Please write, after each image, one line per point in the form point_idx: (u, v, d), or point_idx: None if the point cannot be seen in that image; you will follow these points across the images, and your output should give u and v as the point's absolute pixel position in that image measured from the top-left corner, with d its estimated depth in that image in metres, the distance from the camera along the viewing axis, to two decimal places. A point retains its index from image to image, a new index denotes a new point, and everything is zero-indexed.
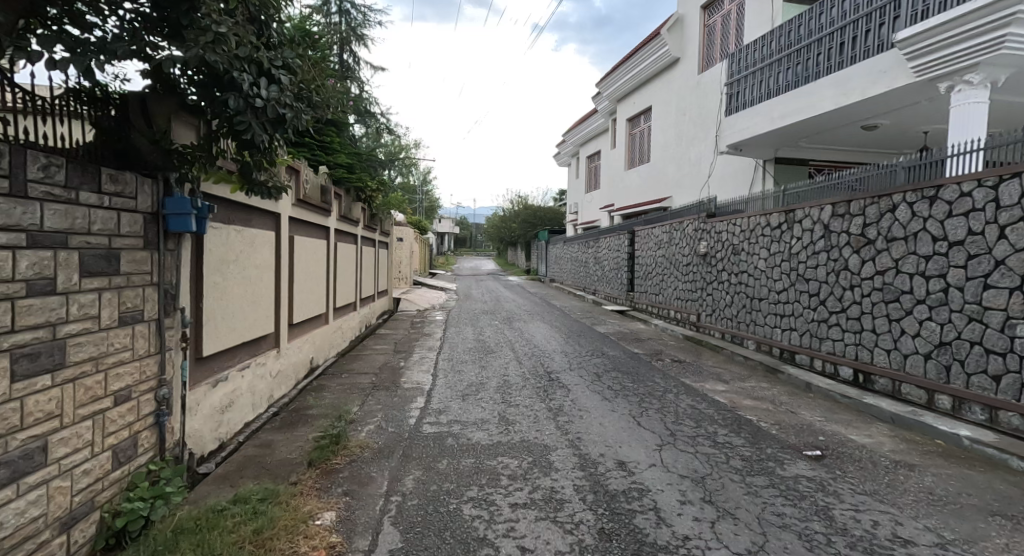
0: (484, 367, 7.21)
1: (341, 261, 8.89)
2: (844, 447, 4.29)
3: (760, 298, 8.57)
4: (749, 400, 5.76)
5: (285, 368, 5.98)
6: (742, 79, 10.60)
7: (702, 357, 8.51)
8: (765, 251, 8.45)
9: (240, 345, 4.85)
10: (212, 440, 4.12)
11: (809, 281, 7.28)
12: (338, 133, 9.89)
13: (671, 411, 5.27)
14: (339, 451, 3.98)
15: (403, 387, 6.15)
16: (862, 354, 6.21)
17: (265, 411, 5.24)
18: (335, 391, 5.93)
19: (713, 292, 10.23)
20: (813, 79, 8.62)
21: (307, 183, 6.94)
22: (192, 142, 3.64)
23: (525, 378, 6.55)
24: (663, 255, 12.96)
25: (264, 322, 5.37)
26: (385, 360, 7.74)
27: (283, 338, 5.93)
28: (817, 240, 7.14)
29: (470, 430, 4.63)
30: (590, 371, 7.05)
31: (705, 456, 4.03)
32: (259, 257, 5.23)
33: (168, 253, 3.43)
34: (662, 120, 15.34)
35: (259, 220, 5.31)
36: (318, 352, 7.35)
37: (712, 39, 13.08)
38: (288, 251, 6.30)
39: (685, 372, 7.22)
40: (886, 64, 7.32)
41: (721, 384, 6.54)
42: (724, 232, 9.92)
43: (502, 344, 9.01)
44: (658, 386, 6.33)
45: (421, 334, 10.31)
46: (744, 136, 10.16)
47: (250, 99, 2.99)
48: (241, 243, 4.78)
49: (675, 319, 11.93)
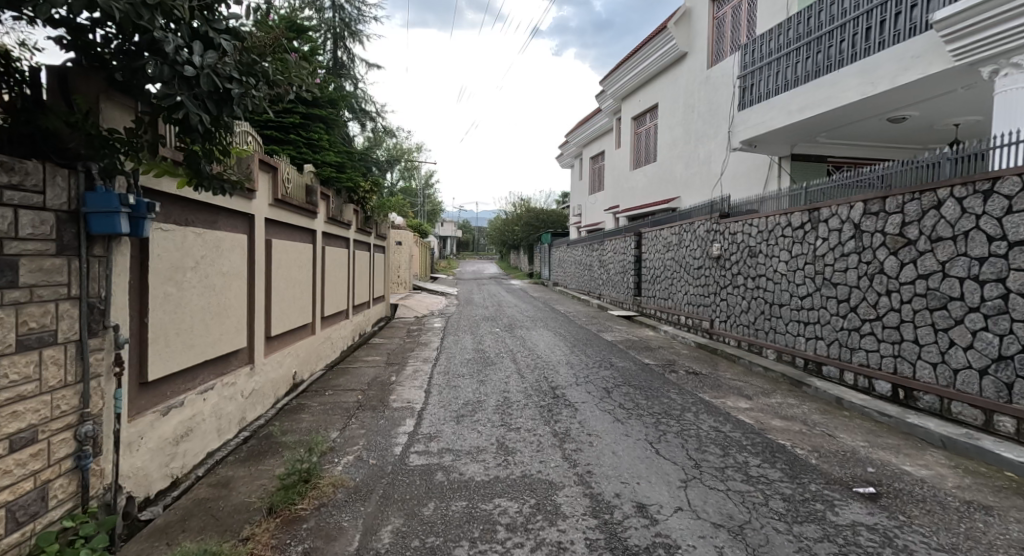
0: (483, 381, 6.59)
1: (330, 266, 8.30)
2: (898, 483, 3.65)
3: (780, 304, 7.93)
4: (778, 420, 5.12)
5: (261, 386, 5.39)
6: (755, 71, 9.98)
7: (719, 368, 7.86)
8: (786, 253, 7.82)
9: (204, 365, 4.29)
10: (159, 478, 3.53)
11: (837, 286, 6.66)
12: (328, 131, 9.39)
13: (692, 435, 4.65)
14: (307, 493, 3.41)
15: (392, 407, 5.53)
16: (901, 367, 5.58)
17: (233, 438, 4.64)
18: (316, 412, 5.32)
19: (727, 297, 9.61)
20: (836, 68, 8.00)
21: (287, 181, 6.35)
22: (128, 126, 3.05)
23: (527, 395, 5.93)
24: (672, 257, 12.35)
25: (234, 337, 4.81)
26: (375, 374, 7.12)
27: (258, 354, 5.34)
28: (846, 240, 6.51)
29: (464, 462, 4.01)
30: (599, 385, 6.43)
31: (738, 497, 3.40)
32: (226, 263, 4.64)
33: (95, 261, 2.88)
34: (670, 117, 14.75)
35: (226, 220, 4.72)
36: (302, 366, 6.75)
37: (722, 31, 12.49)
38: (266, 256, 5.72)
39: (703, 386, 6.58)
40: (919, 49, 6.71)
41: (744, 400, 5.92)
42: (740, 233, 9.29)
43: (502, 355, 8.39)
44: (674, 404, 5.71)
45: (417, 343, 9.69)
46: (759, 131, 9.57)
47: (179, 66, 2.50)
48: (202, 248, 4.20)
49: (686, 325, 11.29)
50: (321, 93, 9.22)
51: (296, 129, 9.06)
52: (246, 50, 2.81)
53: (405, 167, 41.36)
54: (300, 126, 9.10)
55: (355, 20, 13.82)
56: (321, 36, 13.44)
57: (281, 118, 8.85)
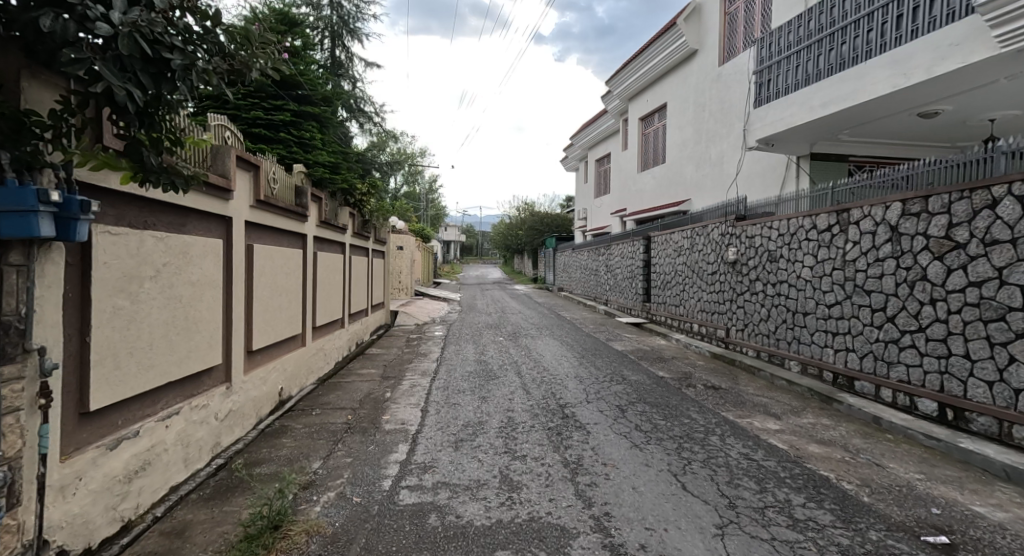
0: (485, 398, 6.06)
1: (323, 272, 7.79)
2: (972, 530, 3.12)
3: (804, 313, 7.38)
4: (816, 446, 4.56)
5: (240, 406, 4.86)
6: (772, 66, 9.47)
7: (740, 381, 7.30)
8: (811, 258, 7.27)
9: (168, 386, 3.79)
10: (105, 524, 3.03)
11: (870, 293, 6.11)
12: (320, 131, 9.05)
13: (721, 465, 4.10)
14: (277, 546, 2.95)
15: (385, 429, 5.00)
16: (949, 386, 5.03)
17: (204, 468, 4.13)
18: (299, 436, 4.79)
19: (745, 304, 9.06)
20: (862, 60, 7.47)
21: (272, 180, 5.86)
22: (57, 107, 2.55)
23: (534, 416, 5.39)
24: (683, 262, 11.79)
25: (206, 353, 4.31)
26: (368, 390, 6.59)
27: (236, 371, 4.84)
28: (882, 244, 5.95)
29: (461, 502, 3.48)
30: (611, 403, 5.89)
31: (786, 550, 2.88)
32: (195, 272, 4.14)
33: (11, 271, 2.41)
34: (679, 117, 14.26)
35: (195, 222, 4.22)
36: (290, 381, 6.24)
37: (734, 27, 12.01)
38: (247, 262, 5.23)
39: (725, 403, 6.02)
40: (957, 36, 6.18)
41: (773, 420, 5.34)
42: (758, 237, 8.74)
43: (506, 367, 7.85)
44: (696, 425, 5.16)
45: (416, 353, 9.15)
46: (778, 129, 9.04)
47: (89, 23, 2.06)
48: (165, 254, 3.71)
49: (700, 333, 10.74)
50: (314, 91, 8.90)
51: (286, 127, 8.68)
52: (190, 12, 2.35)
53: (408, 172, 40.96)
54: (291, 125, 8.74)
55: (353, 17, 13.45)
56: (318, 33, 13.25)
57: (270, 115, 8.44)
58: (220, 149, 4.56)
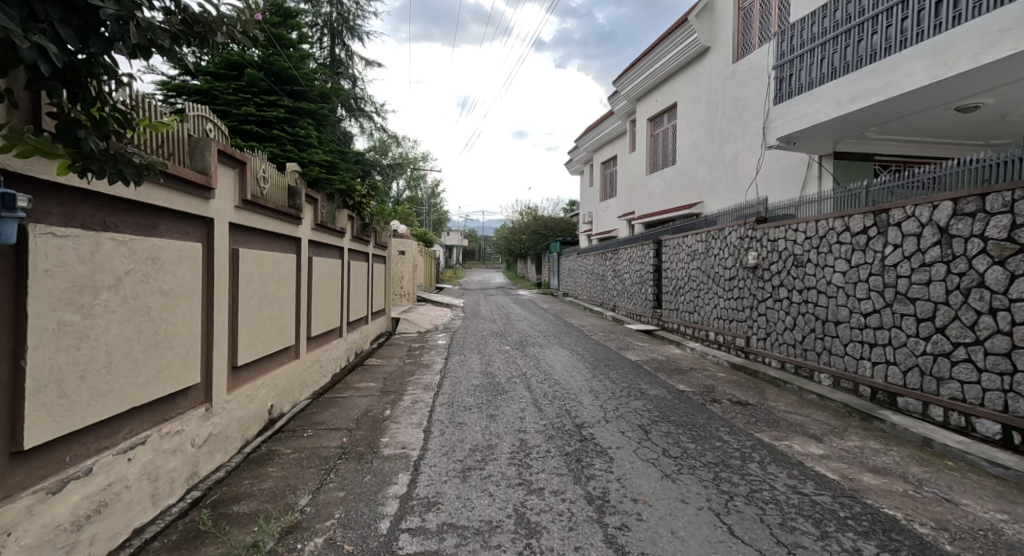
0: (493, 417, 5.53)
1: (319, 278, 7.30)
2: None
3: (836, 321, 6.83)
4: (871, 475, 4.01)
5: (222, 429, 4.35)
6: (793, 60, 8.98)
7: (768, 396, 6.76)
8: (844, 263, 6.73)
9: (132, 412, 3.31)
10: None
11: (915, 301, 5.58)
12: (315, 127, 8.61)
13: (767, 501, 3.56)
14: None
15: (383, 455, 4.48)
16: (1015, 406, 4.52)
17: (176, 503, 3.62)
18: (287, 464, 4.28)
19: (768, 312, 8.52)
20: (897, 50, 6.98)
21: (260, 179, 5.37)
22: None
23: (549, 438, 4.86)
24: (698, 267, 11.26)
25: (182, 373, 3.81)
26: (366, 407, 6.05)
27: (219, 390, 4.34)
28: (928, 247, 5.43)
29: (471, 552, 2.97)
30: (632, 423, 5.36)
31: None
32: (167, 282, 3.65)
33: None
34: (690, 117, 13.76)
35: (167, 224, 3.73)
36: (281, 397, 5.72)
37: (749, 22, 11.54)
38: (233, 268, 4.74)
39: (757, 423, 5.48)
40: (1009, 21, 5.68)
41: (815, 443, 4.79)
42: (781, 240, 8.22)
43: (514, 380, 7.31)
44: (730, 449, 4.62)
45: (417, 365, 8.62)
46: (801, 125, 8.54)
47: None
48: (127, 260, 3.22)
49: (717, 342, 10.21)
50: (310, 86, 8.49)
51: (280, 124, 8.25)
52: None
53: (410, 176, 40.43)
54: (284, 121, 8.31)
55: (353, 13, 13.03)
56: (316, 30, 12.87)
57: (263, 112, 7.99)
58: (199, 142, 4.10)
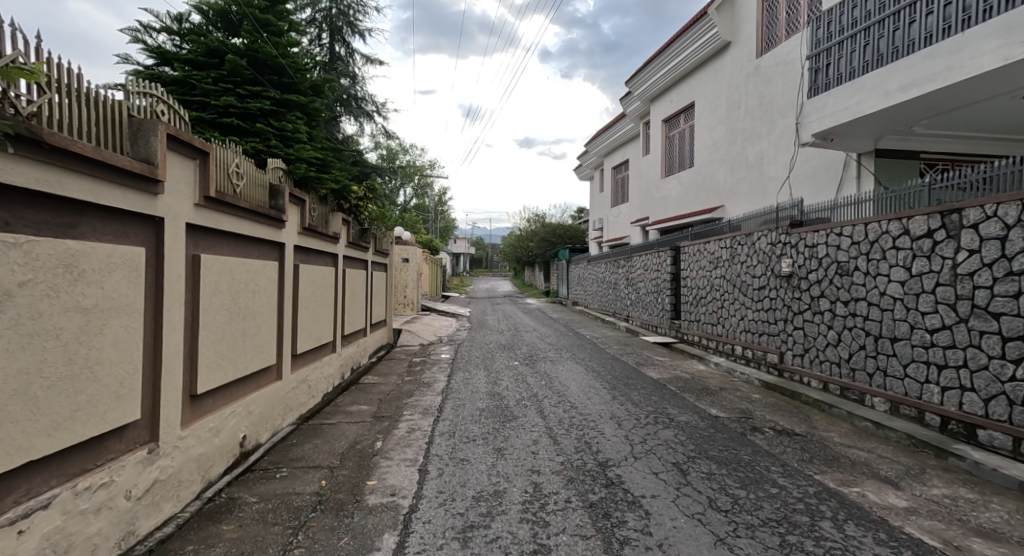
0: (502, 451, 4.72)
1: (308, 286, 6.52)
2: None
3: (893, 338, 5.96)
4: (981, 542, 3.18)
5: (174, 474, 3.56)
6: (830, 49, 8.16)
7: (816, 424, 5.88)
8: (902, 271, 5.86)
9: (32, 465, 2.59)
10: None
11: (998, 317, 4.74)
12: (304, 120, 7.93)
13: None
14: None
15: (368, 505, 3.68)
16: None
17: None
18: (247, 519, 3.50)
19: (806, 326, 7.64)
20: (957, 31, 6.15)
21: (231, 173, 4.60)
22: None
23: (568, 482, 4.03)
24: (721, 275, 10.40)
25: (115, 408, 3.05)
26: (355, 437, 5.25)
27: (171, 427, 3.56)
28: (1016, 253, 4.60)
29: None
30: (667, 461, 4.51)
31: None
32: (90, 298, 2.88)
33: None
34: (709, 116, 12.95)
35: (94, 221, 2.97)
36: (256, 426, 4.91)
37: (775, 13, 10.75)
38: (192, 278, 3.96)
39: (813, 460, 4.64)
40: None
41: (892, 491, 3.94)
42: (821, 246, 7.36)
43: (524, 403, 6.50)
44: (788, 497, 3.79)
45: (417, 384, 7.81)
46: (841, 119, 7.69)
47: None
48: (21, 269, 2.52)
49: (744, 357, 9.33)
50: (300, 78, 7.90)
51: (264, 117, 7.59)
52: None
53: (416, 182, 39.80)
54: (270, 114, 7.64)
55: (353, 8, 12.39)
56: (315, 25, 12.35)
57: (245, 103, 7.29)
58: (143, 124, 3.36)
